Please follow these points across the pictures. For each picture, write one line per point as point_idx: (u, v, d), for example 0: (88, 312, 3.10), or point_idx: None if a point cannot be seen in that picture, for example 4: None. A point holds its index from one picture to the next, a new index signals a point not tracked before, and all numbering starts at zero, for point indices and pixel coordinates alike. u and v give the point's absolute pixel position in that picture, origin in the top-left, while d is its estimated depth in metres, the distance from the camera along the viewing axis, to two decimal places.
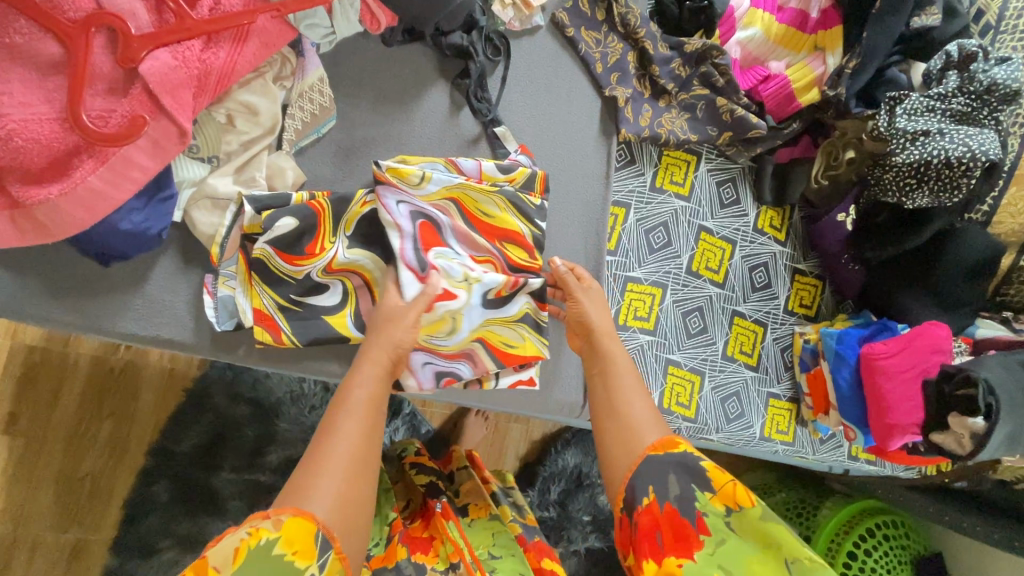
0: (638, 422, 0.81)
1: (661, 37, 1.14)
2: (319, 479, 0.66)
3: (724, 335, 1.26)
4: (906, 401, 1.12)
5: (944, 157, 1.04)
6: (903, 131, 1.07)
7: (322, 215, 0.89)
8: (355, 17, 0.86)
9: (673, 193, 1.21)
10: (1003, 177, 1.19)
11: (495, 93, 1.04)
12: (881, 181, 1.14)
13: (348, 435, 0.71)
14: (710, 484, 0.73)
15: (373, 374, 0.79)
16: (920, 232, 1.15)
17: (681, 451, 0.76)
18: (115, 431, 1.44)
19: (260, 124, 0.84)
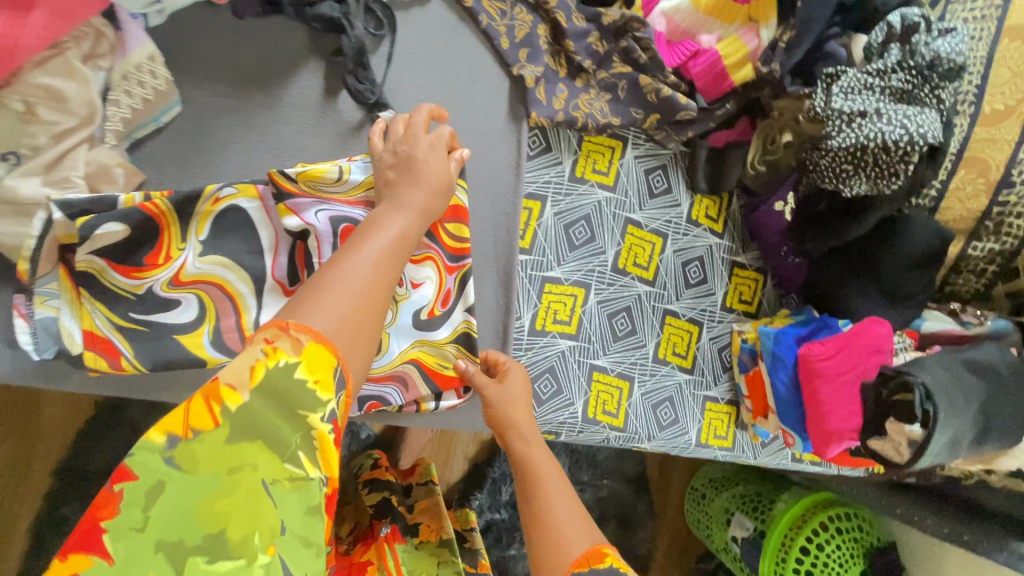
0: (563, 530, 0.69)
1: (575, 8, 1.02)
2: (326, 297, 0.57)
3: (655, 337, 1.16)
4: (843, 406, 1.05)
5: (881, 140, 0.94)
6: (839, 111, 0.97)
7: (162, 218, 0.74)
8: None
9: (596, 184, 1.10)
10: (949, 160, 1.12)
11: (379, 74, 0.91)
12: (818, 167, 1.04)
13: (360, 273, 0.60)
14: None
15: (407, 217, 0.68)
16: (861, 222, 1.06)
17: (608, 566, 0.66)
18: (18, 452, 1.42)
19: (71, 112, 0.70)
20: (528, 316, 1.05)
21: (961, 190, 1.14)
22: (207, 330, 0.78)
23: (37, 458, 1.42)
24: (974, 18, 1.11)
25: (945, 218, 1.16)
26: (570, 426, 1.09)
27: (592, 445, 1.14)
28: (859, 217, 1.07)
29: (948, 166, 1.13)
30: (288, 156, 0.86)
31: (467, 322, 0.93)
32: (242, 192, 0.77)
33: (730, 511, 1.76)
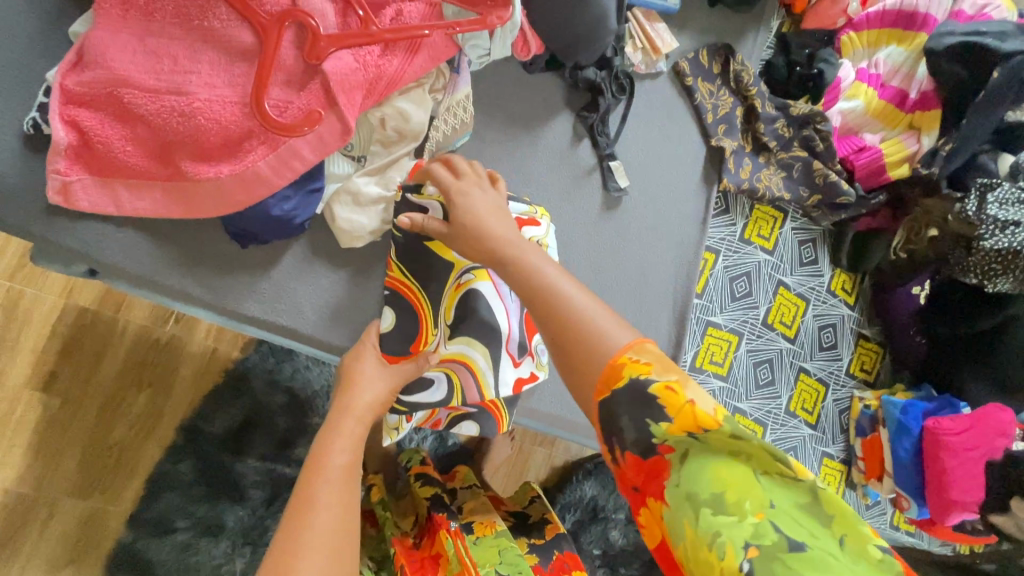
0: (593, 328, 0.58)
1: (768, 97, 1.20)
2: (306, 548, 0.61)
3: (789, 390, 1.28)
4: (968, 479, 1.14)
5: None
6: (994, 219, 1.11)
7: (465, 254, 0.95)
8: (510, 41, 0.88)
9: (759, 247, 1.24)
10: None
11: (613, 130, 1.07)
12: (964, 262, 1.18)
13: (331, 501, 0.67)
14: (661, 403, 0.55)
15: (353, 432, 0.77)
16: (995, 314, 1.20)
17: (628, 377, 0.56)
18: (152, 403, 1.40)
19: (408, 131, 0.86)
20: (691, 353, 1.17)
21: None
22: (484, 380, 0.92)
23: (169, 409, 1.41)
24: None
25: None
26: None
27: None
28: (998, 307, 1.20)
29: None
30: (537, 189, 1.02)
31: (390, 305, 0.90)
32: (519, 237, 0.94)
33: None
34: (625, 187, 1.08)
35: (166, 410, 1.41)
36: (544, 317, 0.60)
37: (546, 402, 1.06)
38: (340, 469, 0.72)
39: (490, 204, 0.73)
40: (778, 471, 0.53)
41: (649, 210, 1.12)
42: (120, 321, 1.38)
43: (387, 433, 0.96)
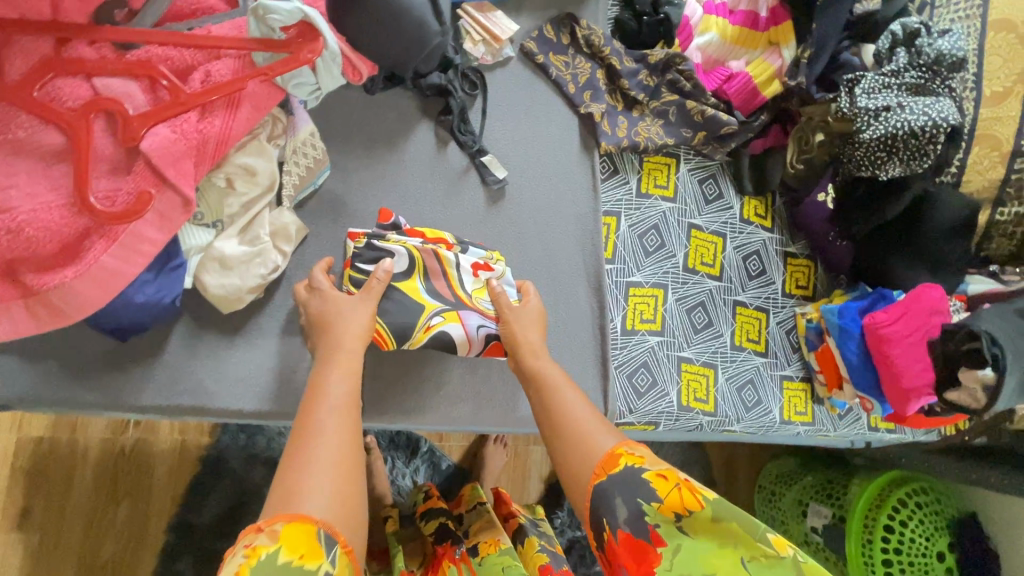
0: (587, 435, 0.74)
1: (624, 52, 1.21)
2: (308, 473, 0.62)
3: (730, 326, 1.29)
4: (915, 364, 1.14)
5: (908, 128, 1.09)
6: (866, 109, 1.12)
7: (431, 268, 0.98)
8: (337, 70, 0.87)
9: (659, 197, 1.25)
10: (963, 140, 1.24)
11: (477, 126, 1.09)
12: (853, 158, 1.18)
13: (331, 429, 0.68)
14: (655, 488, 0.66)
15: (348, 366, 0.77)
16: (899, 201, 1.18)
17: (623, 467, 0.69)
18: (132, 513, 1.36)
19: (259, 183, 0.86)
20: (618, 318, 1.18)
21: (978, 165, 1.25)
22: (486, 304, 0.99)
23: (152, 515, 1.37)
24: (960, 17, 1.27)
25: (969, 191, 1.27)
26: (668, 415, 1.19)
27: (688, 432, 1.24)
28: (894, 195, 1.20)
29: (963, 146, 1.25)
30: (417, 201, 1.03)
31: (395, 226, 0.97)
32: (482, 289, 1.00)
33: (804, 504, 1.63)
34: (503, 177, 1.08)
35: (149, 517, 1.37)
36: (551, 418, 0.79)
37: (482, 406, 1.09)
38: (337, 399, 0.72)
39: (535, 313, 0.96)
40: (765, 555, 0.61)
41: (537, 191, 1.13)
42: (80, 438, 1.34)
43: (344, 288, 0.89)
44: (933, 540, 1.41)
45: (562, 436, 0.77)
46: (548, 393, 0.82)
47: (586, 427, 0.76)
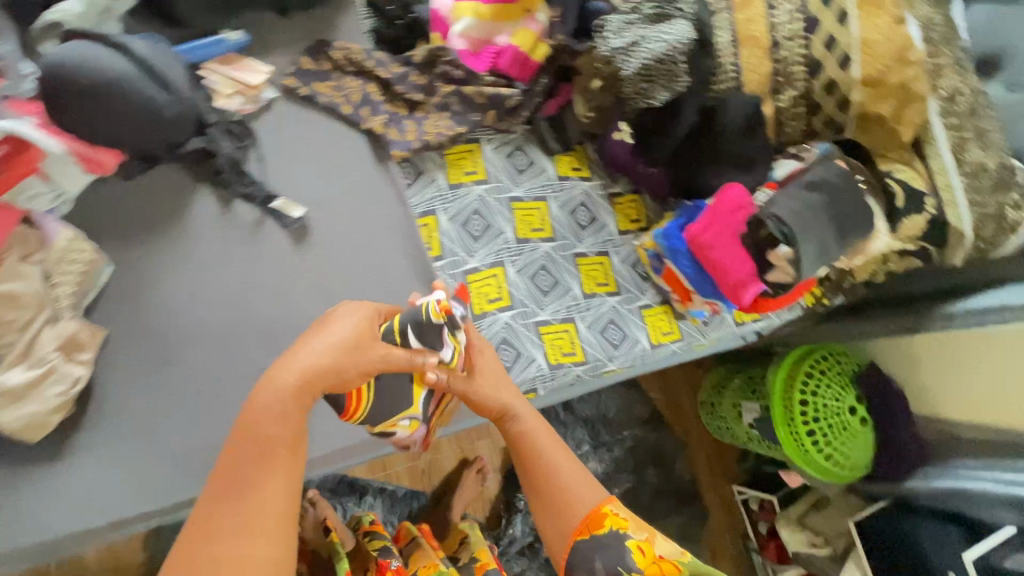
0: (570, 495, 0.91)
1: (389, 60, 1.24)
2: (220, 535, 0.67)
3: (575, 277, 1.36)
4: (733, 258, 1.22)
5: (654, 56, 1.17)
6: (617, 49, 1.19)
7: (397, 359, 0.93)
8: (77, 169, 0.91)
9: (472, 182, 1.30)
10: (728, 44, 1.25)
11: (258, 174, 1.11)
12: (626, 95, 1.24)
13: (262, 489, 0.70)
14: (632, 555, 0.86)
15: (296, 420, 0.73)
16: (682, 119, 1.24)
17: (607, 531, 0.88)
18: None
19: (25, 305, 0.86)
20: None
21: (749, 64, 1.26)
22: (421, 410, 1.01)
23: None
24: None
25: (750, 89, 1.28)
26: (541, 378, 1.25)
27: (567, 388, 1.30)
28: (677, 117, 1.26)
29: (731, 50, 1.26)
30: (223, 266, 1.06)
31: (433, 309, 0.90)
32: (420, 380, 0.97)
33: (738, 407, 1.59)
34: (301, 215, 1.11)
35: None
36: (530, 479, 0.95)
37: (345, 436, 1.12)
38: (278, 450, 0.72)
39: (491, 366, 1.00)
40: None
41: (342, 216, 1.15)
42: None
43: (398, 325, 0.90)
44: (843, 397, 1.39)
45: (548, 500, 0.92)
46: (534, 454, 0.95)
47: (567, 495, 0.91)
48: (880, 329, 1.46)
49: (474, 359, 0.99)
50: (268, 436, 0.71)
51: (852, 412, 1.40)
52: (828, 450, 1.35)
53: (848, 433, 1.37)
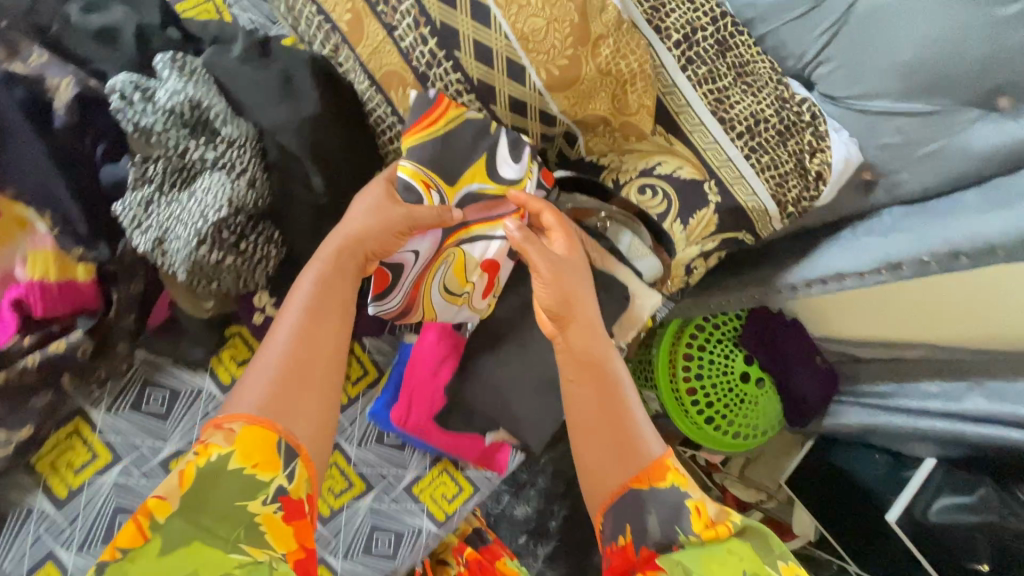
0: (634, 436, 0.64)
1: None
2: (250, 395, 0.55)
3: None
4: None
5: (634, 109, 0.74)
6: (582, 96, 0.72)
7: (455, 242, 0.71)
8: None
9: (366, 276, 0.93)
10: (767, 70, 0.79)
11: None
12: (601, 153, 0.81)
13: (319, 356, 0.59)
14: (688, 518, 0.59)
15: (341, 292, 0.61)
16: (688, 193, 0.81)
17: (668, 485, 0.61)
18: None
19: None
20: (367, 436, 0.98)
21: (800, 108, 0.79)
22: (434, 276, 0.71)
23: None
24: None
25: (804, 140, 0.80)
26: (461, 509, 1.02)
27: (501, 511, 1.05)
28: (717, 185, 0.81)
29: (773, 76, 0.79)
30: None
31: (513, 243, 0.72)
32: (454, 255, 0.71)
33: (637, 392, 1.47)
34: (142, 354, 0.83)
35: None
36: (591, 399, 0.65)
37: None
38: (317, 310, 0.60)
39: (580, 274, 0.69)
40: None
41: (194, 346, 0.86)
42: None
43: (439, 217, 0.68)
44: (731, 369, 1.28)
45: (598, 421, 0.64)
46: (607, 381, 0.66)
47: (613, 410, 0.64)
48: (861, 377, 1.25)
49: (564, 224, 0.70)
50: (306, 305, 0.60)
51: (746, 375, 1.29)
52: (732, 429, 1.28)
53: (749, 404, 1.27)
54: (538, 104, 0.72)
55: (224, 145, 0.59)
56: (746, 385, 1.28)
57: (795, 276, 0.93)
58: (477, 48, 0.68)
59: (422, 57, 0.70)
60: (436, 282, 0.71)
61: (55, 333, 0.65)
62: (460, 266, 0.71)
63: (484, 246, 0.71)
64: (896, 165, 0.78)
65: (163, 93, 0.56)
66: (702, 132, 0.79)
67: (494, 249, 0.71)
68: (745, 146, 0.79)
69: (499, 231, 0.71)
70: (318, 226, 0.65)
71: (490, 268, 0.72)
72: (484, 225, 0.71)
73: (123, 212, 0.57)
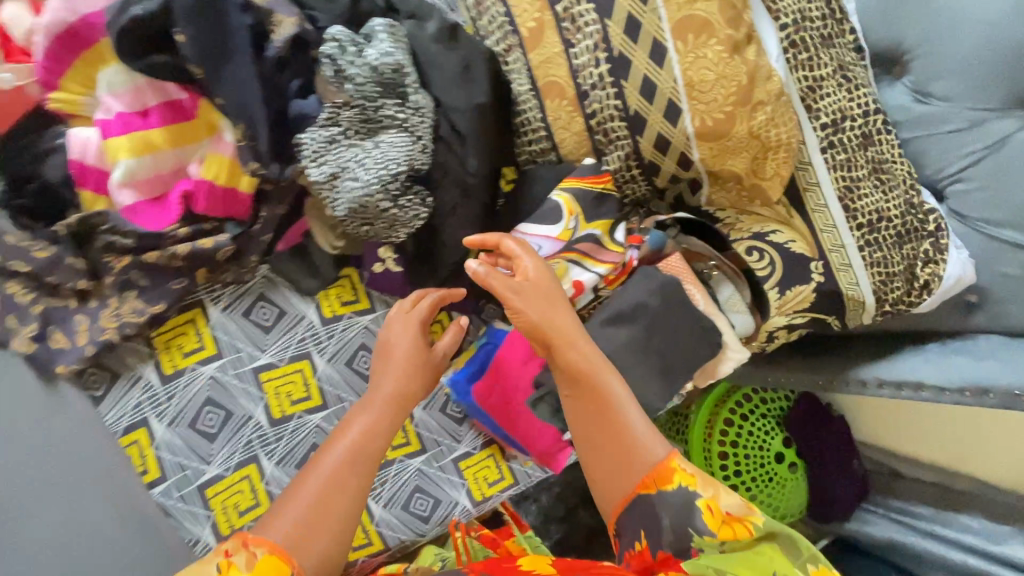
0: (632, 446, 0.62)
1: None
2: (286, 508, 0.55)
3: None
4: None
5: (769, 176, 0.78)
6: (726, 151, 0.76)
7: (566, 254, 0.76)
8: None
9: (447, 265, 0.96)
10: (902, 173, 0.81)
11: None
12: (718, 208, 0.85)
13: (352, 475, 0.59)
14: (699, 515, 0.57)
15: (381, 424, 0.64)
16: (797, 265, 0.83)
17: (675, 486, 0.59)
18: None
19: None
20: None
21: (925, 216, 0.81)
22: None
23: None
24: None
25: (918, 248, 0.82)
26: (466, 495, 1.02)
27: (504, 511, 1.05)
28: (823, 266, 0.83)
29: (906, 179, 0.81)
30: None
31: (603, 281, 0.77)
32: (558, 263, 0.76)
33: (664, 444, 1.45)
34: None
35: None
36: (591, 418, 0.64)
37: None
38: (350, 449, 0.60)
39: (562, 309, 0.66)
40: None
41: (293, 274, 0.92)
42: None
43: (563, 235, 0.77)
44: (768, 444, 1.27)
45: (599, 441, 0.63)
46: (602, 412, 0.63)
47: (600, 411, 0.63)
48: (898, 492, 1.23)
49: (528, 256, 0.67)
50: (360, 432, 0.62)
51: (780, 456, 1.27)
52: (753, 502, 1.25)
53: (775, 484, 1.25)
54: (682, 147, 0.76)
55: (410, 109, 0.67)
56: (777, 465, 1.26)
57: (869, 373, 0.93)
58: (645, 84, 0.73)
59: (590, 78, 0.75)
60: None
61: (206, 229, 0.72)
62: (558, 272, 0.76)
63: (584, 271, 0.76)
64: (1007, 298, 0.82)
65: (374, 51, 0.64)
66: (824, 215, 0.82)
67: (592, 277, 0.76)
68: (860, 238, 0.82)
69: (601, 268, 0.77)
70: (461, 203, 0.73)
71: (579, 290, 0.76)
72: (595, 259, 0.77)
73: (309, 143, 0.64)
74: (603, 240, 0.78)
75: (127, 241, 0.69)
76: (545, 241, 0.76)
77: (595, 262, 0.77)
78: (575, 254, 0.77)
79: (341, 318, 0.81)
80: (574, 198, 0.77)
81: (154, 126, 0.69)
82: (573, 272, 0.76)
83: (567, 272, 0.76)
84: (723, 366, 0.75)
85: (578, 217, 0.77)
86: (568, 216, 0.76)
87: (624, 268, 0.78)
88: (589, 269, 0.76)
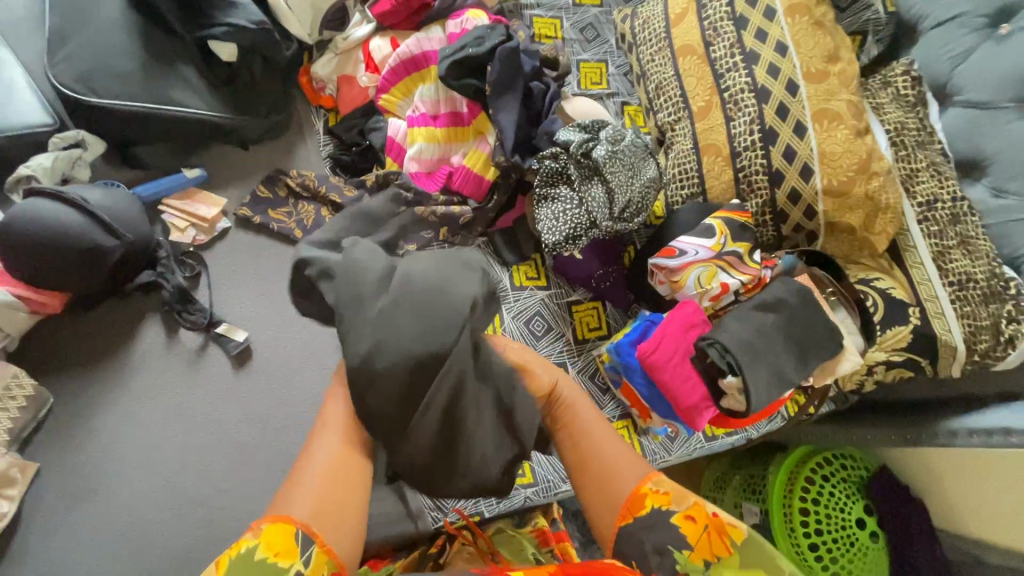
0: (611, 470, 0.69)
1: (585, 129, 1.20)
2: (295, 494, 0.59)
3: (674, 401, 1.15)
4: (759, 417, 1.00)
5: (877, 230, 1.01)
6: (847, 207, 1.00)
7: (717, 261, 0.97)
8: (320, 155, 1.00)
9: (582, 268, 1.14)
10: (987, 246, 1.02)
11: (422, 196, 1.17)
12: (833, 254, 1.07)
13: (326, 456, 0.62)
14: (682, 532, 0.65)
15: (341, 441, 0.63)
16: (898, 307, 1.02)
17: (651, 510, 0.66)
18: None
19: None
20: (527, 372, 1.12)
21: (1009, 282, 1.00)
22: (691, 271, 0.96)
23: None
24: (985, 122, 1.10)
25: (1003, 306, 0.99)
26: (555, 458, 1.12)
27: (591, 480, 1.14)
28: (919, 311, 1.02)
29: (991, 252, 1.02)
30: None
31: (742, 287, 0.97)
32: (712, 268, 0.96)
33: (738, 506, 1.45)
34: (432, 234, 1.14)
35: None
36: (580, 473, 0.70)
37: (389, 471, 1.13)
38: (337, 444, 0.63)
39: (595, 428, 0.72)
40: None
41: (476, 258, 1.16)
42: None
43: (716, 246, 0.96)
44: (851, 508, 1.29)
45: (588, 474, 0.70)
46: (578, 433, 0.72)
47: (621, 449, 0.71)
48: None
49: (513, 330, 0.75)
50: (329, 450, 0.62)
51: (862, 522, 1.29)
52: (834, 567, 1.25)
53: (857, 550, 1.26)
54: (811, 199, 1.01)
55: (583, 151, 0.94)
56: (859, 531, 1.27)
57: (958, 423, 1.07)
58: (787, 150, 1.00)
59: (744, 142, 1.02)
60: (693, 273, 0.96)
61: (454, 201, 0.98)
62: (710, 273, 0.96)
63: (730, 275, 0.97)
64: None
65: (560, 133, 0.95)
66: (920, 270, 1.03)
67: (737, 282, 0.97)
68: (952, 292, 1.01)
69: (743, 276, 0.97)
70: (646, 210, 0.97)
71: (725, 289, 0.96)
72: (737, 269, 0.98)
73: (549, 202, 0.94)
74: (745, 256, 0.98)
75: (408, 195, 0.94)
76: (700, 249, 0.96)
77: (737, 271, 0.98)
78: (724, 262, 0.97)
79: (526, 288, 1.02)
80: (724, 222, 0.99)
81: (439, 125, 0.97)
82: (721, 275, 0.97)
83: (716, 275, 0.97)
84: (841, 367, 0.92)
85: (728, 236, 0.97)
86: (718, 235, 0.97)
87: (755, 281, 0.98)
88: (734, 275, 0.97)
